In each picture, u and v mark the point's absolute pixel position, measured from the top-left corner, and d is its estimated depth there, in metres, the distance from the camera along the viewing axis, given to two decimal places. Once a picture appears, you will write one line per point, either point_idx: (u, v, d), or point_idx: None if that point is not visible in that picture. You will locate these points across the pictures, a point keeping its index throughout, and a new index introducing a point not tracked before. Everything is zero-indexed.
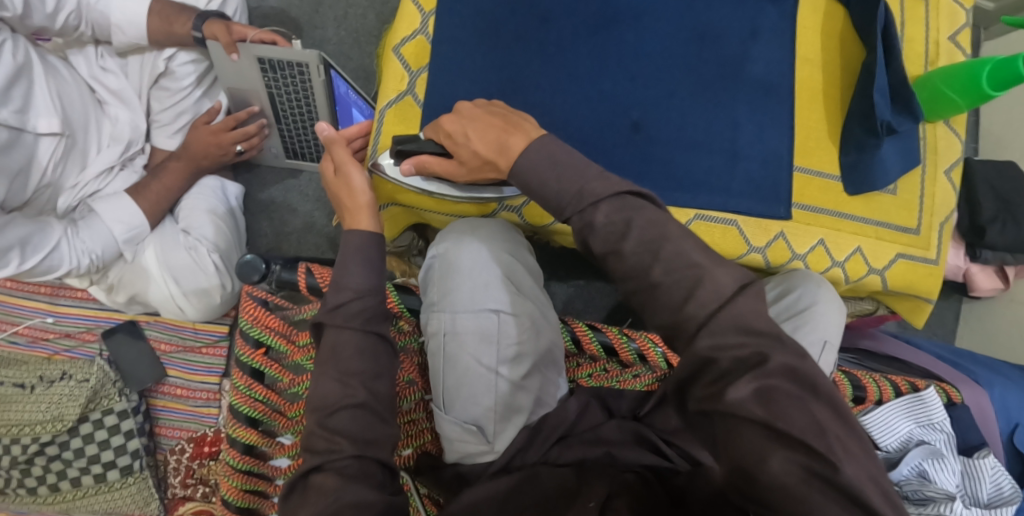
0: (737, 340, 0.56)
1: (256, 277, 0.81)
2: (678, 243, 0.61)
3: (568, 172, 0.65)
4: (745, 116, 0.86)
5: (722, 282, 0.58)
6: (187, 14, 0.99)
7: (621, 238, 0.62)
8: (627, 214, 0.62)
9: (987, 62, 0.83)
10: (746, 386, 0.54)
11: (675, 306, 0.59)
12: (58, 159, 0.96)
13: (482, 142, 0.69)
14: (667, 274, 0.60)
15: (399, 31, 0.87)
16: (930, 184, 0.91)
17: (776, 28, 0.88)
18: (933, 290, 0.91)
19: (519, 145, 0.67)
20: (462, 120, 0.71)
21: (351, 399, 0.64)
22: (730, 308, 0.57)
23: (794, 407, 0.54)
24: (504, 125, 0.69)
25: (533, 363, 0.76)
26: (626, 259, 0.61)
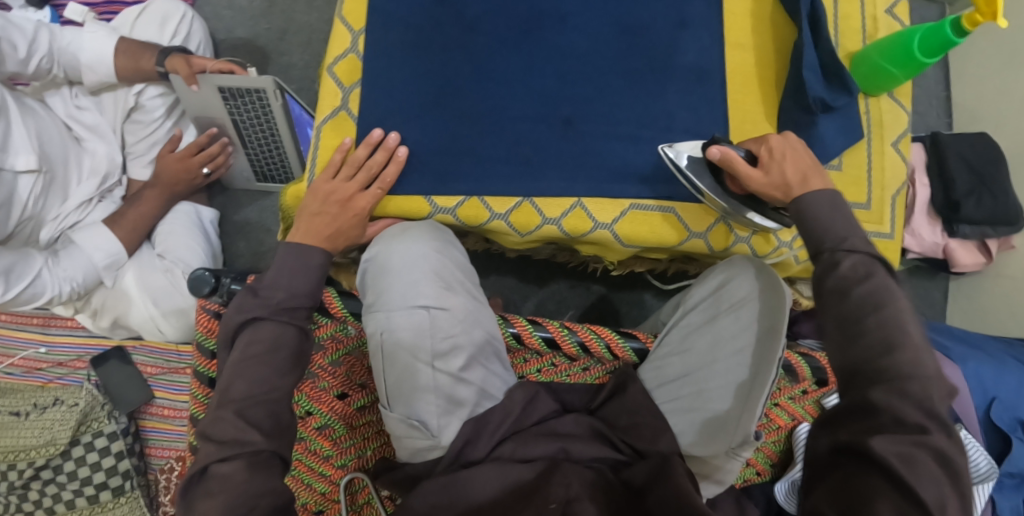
0: (902, 403, 0.57)
1: (207, 290, 0.82)
2: (905, 313, 0.60)
3: (847, 217, 0.66)
4: (676, 104, 0.86)
5: (925, 362, 0.58)
6: (151, 50, 1.04)
7: (859, 283, 0.61)
8: (874, 268, 0.62)
9: (918, 30, 0.82)
10: (897, 444, 0.56)
11: (870, 357, 0.60)
12: (38, 193, 1.02)
13: (790, 165, 0.70)
14: (880, 326, 0.60)
15: (332, 51, 0.92)
16: (877, 157, 0.90)
17: (704, 15, 0.89)
18: (890, 265, 0.89)
19: (817, 184, 0.68)
20: (786, 143, 0.72)
21: (272, 395, 0.67)
22: (928, 385, 0.58)
23: (929, 477, 0.54)
24: (815, 162, 0.71)
25: (470, 355, 0.78)
26: (851, 300, 0.61)
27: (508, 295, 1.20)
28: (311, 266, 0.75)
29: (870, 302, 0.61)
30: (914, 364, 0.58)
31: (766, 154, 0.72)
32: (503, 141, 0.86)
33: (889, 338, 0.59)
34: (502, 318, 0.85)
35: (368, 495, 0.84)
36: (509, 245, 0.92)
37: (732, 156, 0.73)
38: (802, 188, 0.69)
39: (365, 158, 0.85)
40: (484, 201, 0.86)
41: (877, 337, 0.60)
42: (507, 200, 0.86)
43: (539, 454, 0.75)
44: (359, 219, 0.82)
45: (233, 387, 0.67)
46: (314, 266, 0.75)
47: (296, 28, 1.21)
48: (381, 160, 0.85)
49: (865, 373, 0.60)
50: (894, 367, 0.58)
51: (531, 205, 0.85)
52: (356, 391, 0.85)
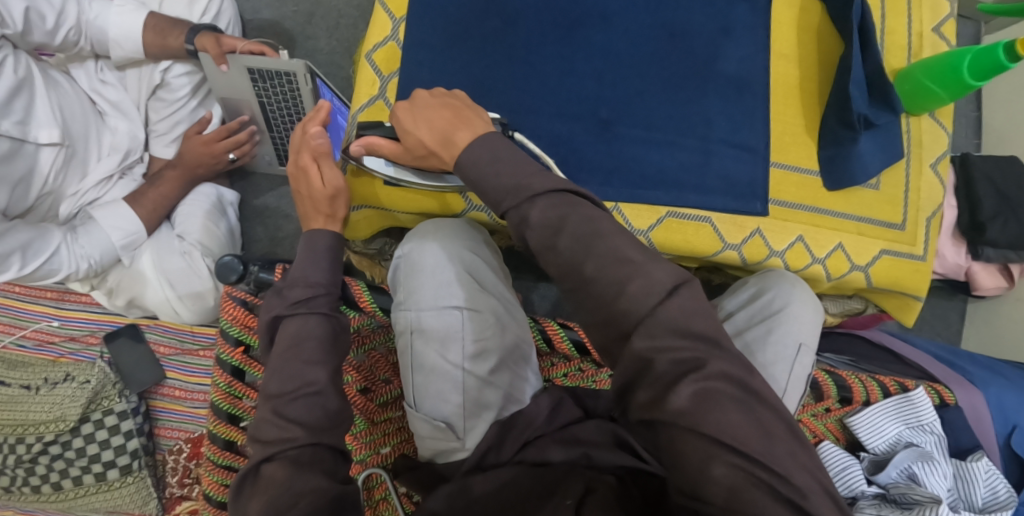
0: (676, 342, 0.55)
1: (234, 277, 0.83)
2: (614, 238, 0.58)
3: (505, 165, 0.62)
4: (717, 112, 0.86)
5: (657, 275, 0.56)
6: (180, 27, 1.02)
7: (556, 232, 0.59)
8: (563, 210, 0.59)
9: (967, 52, 0.81)
10: (688, 388, 0.53)
11: (606, 302, 0.57)
12: (58, 167, 1.00)
13: (428, 131, 0.68)
14: (601, 269, 0.57)
15: (371, 38, 0.90)
16: (914, 177, 0.89)
17: (750, 24, 0.87)
18: (921, 287, 0.89)
19: (463, 138, 0.65)
20: (418, 106, 0.70)
21: (308, 388, 0.66)
22: (660, 314, 0.55)
23: (729, 416, 0.53)
24: (454, 114, 0.68)
25: (500, 358, 0.77)
26: (561, 255, 0.58)
27: (525, 294, 1.20)
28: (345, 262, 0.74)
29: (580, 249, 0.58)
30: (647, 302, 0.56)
31: (400, 125, 0.71)
32: (539, 139, 0.84)
33: (613, 280, 0.57)
34: (533, 319, 0.85)
35: (386, 491, 0.81)
36: None
37: (374, 140, 0.74)
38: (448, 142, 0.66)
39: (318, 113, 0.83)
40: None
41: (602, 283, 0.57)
42: None
43: (560, 459, 0.73)
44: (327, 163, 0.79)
45: (269, 383, 0.67)
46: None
47: (324, 11, 1.19)
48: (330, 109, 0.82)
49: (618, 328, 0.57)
50: (631, 307, 0.56)
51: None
52: (379, 387, 0.84)
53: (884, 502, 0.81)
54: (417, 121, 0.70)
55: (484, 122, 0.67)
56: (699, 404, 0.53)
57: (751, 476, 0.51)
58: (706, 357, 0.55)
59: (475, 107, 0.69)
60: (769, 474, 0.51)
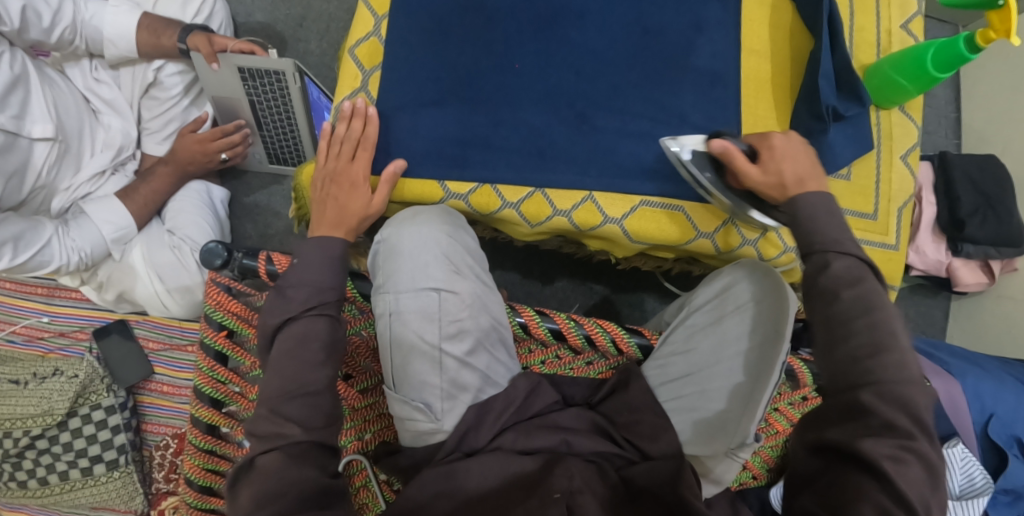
0: (891, 408, 0.59)
1: (218, 263, 0.82)
2: (885, 311, 0.62)
3: (827, 219, 0.66)
4: (689, 106, 0.87)
5: (908, 361, 0.61)
6: (173, 28, 1.05)
7: (846, 286, 0.63)
8: (861, 272, 0.63)
9: (930, 46, 0.84)
10: (890, 447, 0.57)
11: (854, 360, 0.61)
12: (52, 162, 1.03)
13: (789, 165, 0.70)
14: (862, 330, 0.61)
15: (354, 35, 0.93)
16: (885, 169, 0.90)
17: (722, 20, 0.89)
18: (893, 276, 0.90)
19: (813, 188, 0.69)
20: (789, 143, 0.71)
21: (304, 389, 0.69)
22: (910, 390, 0.60)
23: (917, 479, 0.56)
24: (815, 163, 0.71)
25: (476, 340, 0.78)
26: (840, 303, 0.62)
27: (512, 290, 1.22)
28: (330, 256, 0.77)
29: (857, 307, 0.62)
30: (894, 367, 0.60)
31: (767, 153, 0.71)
32: (516, 132, 0.87)
33: (875, 337, 0.61)
34: (510, 307, 0.85)
35: (366, 478, 0.82)
36: (520, 236, 0.92)
37: (732, 150, 0.72)
38: (798, 188, 0.69)
39: (345, 131, 0.86)
40: (498, 189, 0.87)
41: (860, 336, 0.61)
42: (520, 189, 0.87)
43: (541, 445, 0.75)
44: (357, 187, 0.83)
45: (270, 382, 0.70)
46: (333, 256, 0.77)
47: (315, 15, 1.22)
48: (359, 127, 0.86)
49: (851, 376, 0.61)
50: (881, 370, 0.60)
51: (544, 196, 0.86)
52: (360, 373, 0.86)
53: None
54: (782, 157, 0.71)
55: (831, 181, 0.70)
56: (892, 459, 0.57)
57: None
58: (915, 435, 0.58)
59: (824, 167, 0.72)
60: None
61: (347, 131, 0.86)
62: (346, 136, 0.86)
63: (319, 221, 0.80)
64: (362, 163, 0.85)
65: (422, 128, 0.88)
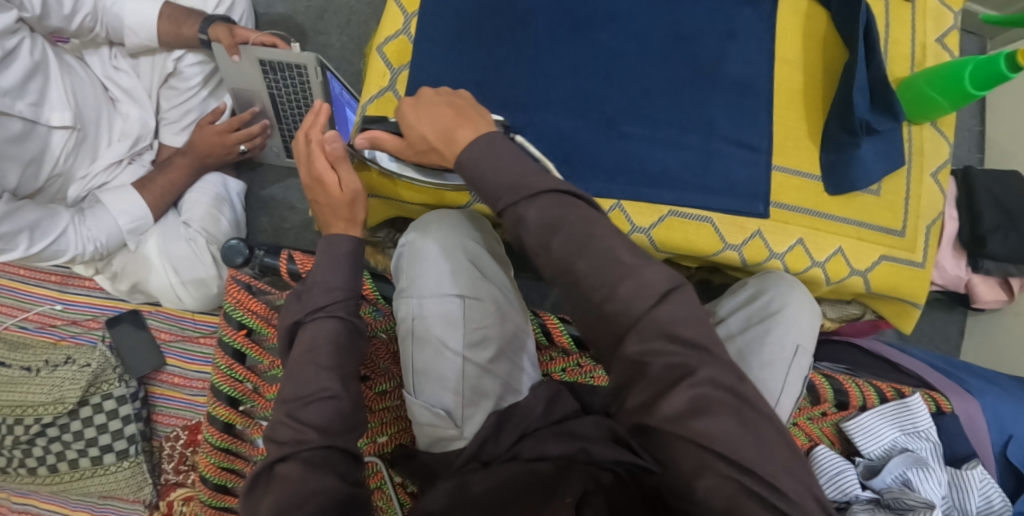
0: (670, 348, 0.54)
1: (240, 261, 0.81)
2: (610, 239, 0.57)
3: (503, 164, 0.61)
4: (721, 115, 0.86)
5: (651, 277, 0.56)
6: (194, 17, 1.04)
7: (552, 232, 0.58)
8: (565, 209, 0.58)
9: (968, 62, 0.83)
10: (682, 397, 0.54)
11: (597, 300, 0.57)
12: (69, 150, 1.02)
13: (428, 126, 0.67)
14: (591, 268, 0.57)
15: (383, 32, 0.91)
16: (915, 185, 0.90)
17: (755, 29, 0.88)
18: (919, 293, 0.89)
19: (465, 137, 0.64)
20: (422, 106, 0.68)
21: (325, 392, 0.69)
22: (652, 317, 0.55)
23: (728, 421, 0.53)
24: (458, 113, 0.66)
25: (500, 348, 0.77)
26: (554, 255, 0.58)
27: (526, 292, 1.21)
28: (354, 258, 0.76)
29: (575, 248, 0.57)
30: (649, 309, 0.55)
31: (404, 120, 0.69)
32: (543, 137, 0.85)
33: (603, 278, 0.56)
34: (533, 312, 0.85)
35: (381, 480, 0.81)
36: None
37: (381, 135, 0.74)
38: (446, 145, 0.65)
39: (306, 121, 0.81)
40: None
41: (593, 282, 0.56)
42: None
43: (557, 453, 0.72)
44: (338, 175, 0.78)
45: (285, 389, 0.69)
46: (355, 257, 0.76)
47: (336, 7, 1.21)
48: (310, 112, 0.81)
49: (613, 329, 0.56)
50: (624, 308, 0.56)
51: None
52: (378, 376, 0.85)
53: (877, 506, 0.79)
54: (421, 118, 0.68)
55: (487, 122, 0.65)
56: (696, 412, 0.54)
57: (742, 484, 0.52)
58: (695, 365, 0.54)
59: (479, 107, 0.68)
60: (760, 480, 0.52)
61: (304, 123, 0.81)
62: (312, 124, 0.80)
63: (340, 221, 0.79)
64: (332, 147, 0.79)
65: None
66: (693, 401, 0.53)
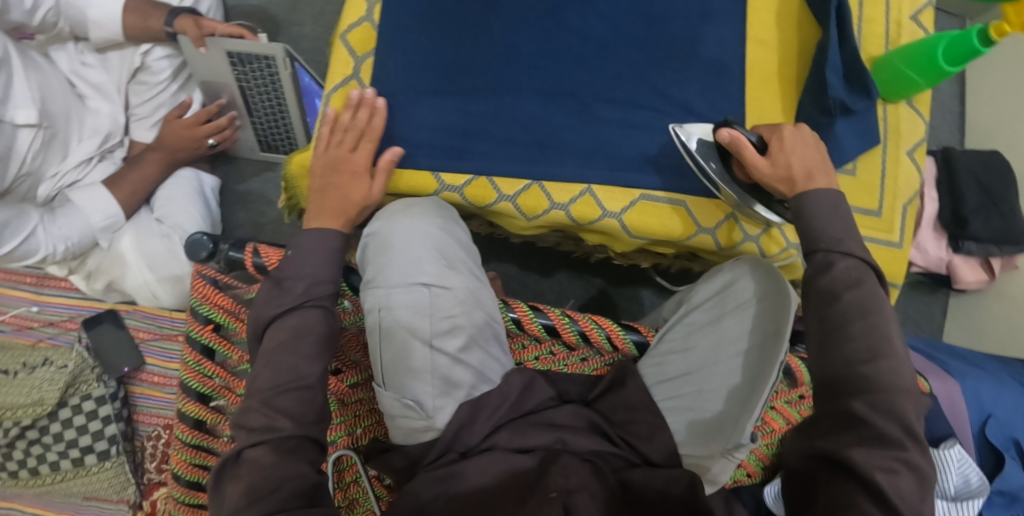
0: (886, 420, 0.58)
1: (205, 255, 0.79)
2: (884, 320, 0.62)
3: (841, 221, 0.68)
4: (694, 96, 0.84)
5: (904, 373, 0.61)
6: (161, 9, 1.02)
7: (846, 288, 0.63)
8: (862, 275, 0.64)
9: (941, 39, 0.82)
10: (885, 458, 0.57)
11: (849, 363, 0.61)
12: (37, 148, 1.00)
13: (797, 157, 0.72)
14: (861, 326, 0.62)
15: (347, 19, 0.90)
16: (892, 165, 0.89)
17: (727, 10, 0.86)
18: (898, 274, 0.89)
19: (820, 183, 0.71)
20: (797, 136, 0.73)
21: (299, 382, 0.67)
22: (902, 402, 0.59)
23: (909, 488, 0.56)
24: (822, 156, 0.73)
25: (470, 336, 0.76)
26: (841, 304, 0.63)
27: (508, 282, 1.21)
28: (324, 250, 0.75)
29: (855, 311, 0.63)
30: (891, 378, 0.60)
31: (778, 143, 0.73)
32: (516, 121, 0.85)
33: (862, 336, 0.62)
34: (503, 302, 0.82)
35: (356, 473, 0.81)
36: (516, 229, 0.91)
37: (741, 141, 0.73)
38: (807, 183, 0.70)
39: (350, 120, 0.83)
40: (494, 181, 0.85)
41: (861, 342, 0.61)
42: (516, 182, 0.84)
43: (537, 444, 0.73)
44: (358, 177, 0.81)
45: (259, 377, 0.68)
46: (329, 248, 0.75)
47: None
48: (366, 116, 0.83)
49: (847, 381, 0.61)
50: (876, 375, 0.60)
51: (541, 189, 0.84)
52: (350, 368, 0.84)
53: None
54: (790, 147, 0.73)
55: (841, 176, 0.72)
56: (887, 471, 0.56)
57: None
58: (910, 448, 0.58)
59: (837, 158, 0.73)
60: None
61: (353, 118, 0.83)
62: (353, 125, 0.83)
63: (317, 213, 0.77)
64: (364, 154, 0.83)
65: (422, 116, 0.86)
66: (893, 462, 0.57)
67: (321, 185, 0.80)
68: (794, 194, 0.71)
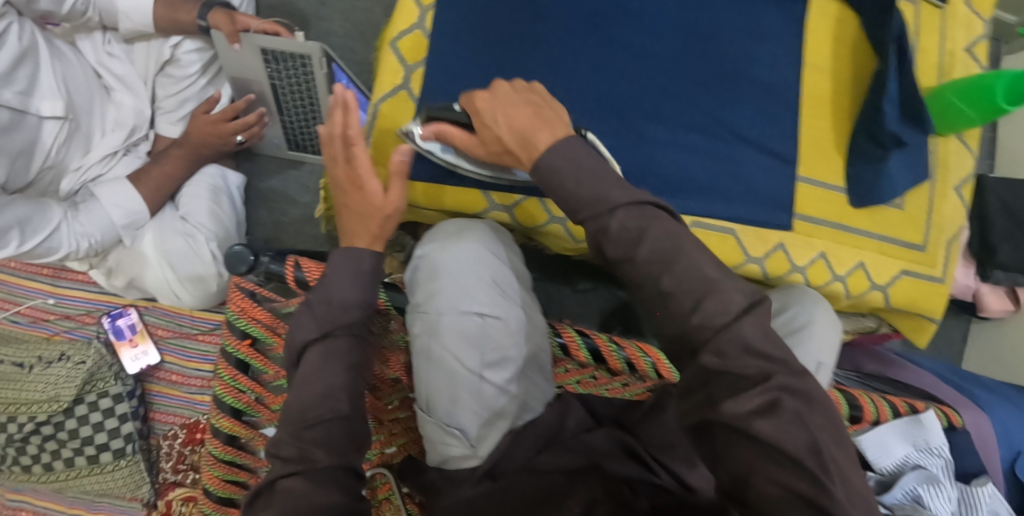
0: (744, 359, 0.54)
1: (244, 268, 0.77)
2: (695, 253, 0.58)
3: (590, 176, 0.61)
4: (745, 122, 0.83)
5: (732, 300, 0.56)
6: (192, 3, 0.99)
7: (638, 242, 0.58)
8: (645, 222, 0.58)
9: (1000, 76, 0.80)
10: (759, 398, 0.53)
11: (683, 315, 0.56)
12: (61, 141, 0.96)
13: (507, 127, 0.65)
14: (677, 283, 0.57)
15: (397, 26, 0.85)
16: (938, 199, 0.88)
17: (785, 32, 0.84)
18: (937, 309, 0.88)
19: (544, 139, 0.63)
20: (493, 100, 0.67)
21: (334, 412, 0.67)
22: (739, 329, 0.55)
23: (789, 425, 0.53)
24: (535, 112, 0.65)
25: (518, 368, 0.75)
26: (638, 268, 0.58)
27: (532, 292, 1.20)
28: (364, 269, 0.72)
29: (660, 260, 0.58)
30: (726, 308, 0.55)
31: (477, 116, 0.68)
32: None
33: (692, 291, 0.56)
34: (551, 326, 0.81)
35: (389, 491, 0.79)
36: (563, 248, 0.88)
37: (446, 129, 0.71)
38: (524, 149, 0.64)
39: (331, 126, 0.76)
40: (544, 204, 0.83)
41: (682, 291, 0.57)
42: None
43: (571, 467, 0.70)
44: (361, 187, 0.75)
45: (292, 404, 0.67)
46: (368, 267, 0.73)
47: None
48: (340, 119, 0.75)
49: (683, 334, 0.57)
50: (707, 321, 0.55)
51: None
52: (389, 387, 0.83)
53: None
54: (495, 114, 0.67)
55: (564, 123, 0.65)
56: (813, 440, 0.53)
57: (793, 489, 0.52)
58: (777, 372, 0.54)
59: (556, 106, 0.67)
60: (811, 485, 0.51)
61: (330, 127, 0.76)
62: (335, 135, 0.76)
63: (343, 236, 0.75)
64: (365, 162, 0.75)
65: None
66: (765, 399, 0.53)
67: (340, 205, 0.77)
68: (525, 161, 0.64)
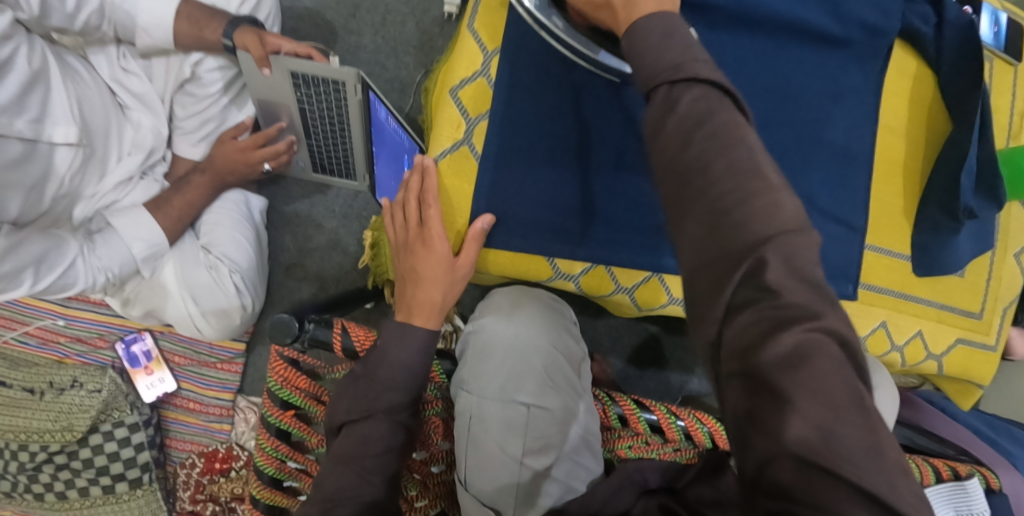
0: (792, 284, 0.44)
1: (289, 339, 0.70)
2: (755, 147, 0.47)
3: (679, 47, 0.50)
4: (820, 188, 0.79)
5: (789, 205, 0.46)
6: (218, 19, 0.91)
7: (698, 127, 0.47)
8: (715, 106, 0.47)
9: None
10: (790, 339, 0.42)
11: (724, 212, 0.46)
12: (76, 168, 0.90)
13: None
14: (729, 177, 0.46)
15: (457, 72, 0.78)
16: (998, 267, 0.86)
17: (861, 91, 0.80)
18: (988, 377, 0.87)
19: (646, 6, 0.52)
20: None
21: (368, 495, 0.63)
22: (783, 243, 0.44)
23: (828, 374, 0.42)
24: None
25: (561, 454, 0.71)
26: (692, 156, 0.47)
27: None
28: (417, 346, 0.67)
29: (722, 143, 0.47)
30: (773, 208, 0.45)
31: None
32: (633, 204, 0.76)
33: (739, 187, 0.46)
34: (608, 397, 0.81)
35: None
36: (624, 313, 0.85)
37: None
38: (627, 11, 0.53)
39: (410, 187, 0.74)
40: (612, 273, 0.79)
41: (729, 184, 0.46)
42: (635, 274, 0.78)
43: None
44: (429, 248, 0.72)
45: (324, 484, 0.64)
46: (423, 344, 0.68)
47: (370, 4, 1.07)
48: (417, 182, 0.74)
49: (717, 250, 0.46)
50: (756, 226, 0.45)
51: (661, 282, 0.78)
52: (436, 451, 0.79)
53: None
54: None
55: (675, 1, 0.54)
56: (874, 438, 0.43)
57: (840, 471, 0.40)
58: (822, 310, 0.44)
59: None
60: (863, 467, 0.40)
61: (406, 193, 0.75)
62: (410, 195, 0.74)
63: (403, 301, 0.71)
64: (438, 223, 0.72)
65: (531, 191, 0.75)
66: (802, 336, 0.42)
67: (402, 270, 0.74)
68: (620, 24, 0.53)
